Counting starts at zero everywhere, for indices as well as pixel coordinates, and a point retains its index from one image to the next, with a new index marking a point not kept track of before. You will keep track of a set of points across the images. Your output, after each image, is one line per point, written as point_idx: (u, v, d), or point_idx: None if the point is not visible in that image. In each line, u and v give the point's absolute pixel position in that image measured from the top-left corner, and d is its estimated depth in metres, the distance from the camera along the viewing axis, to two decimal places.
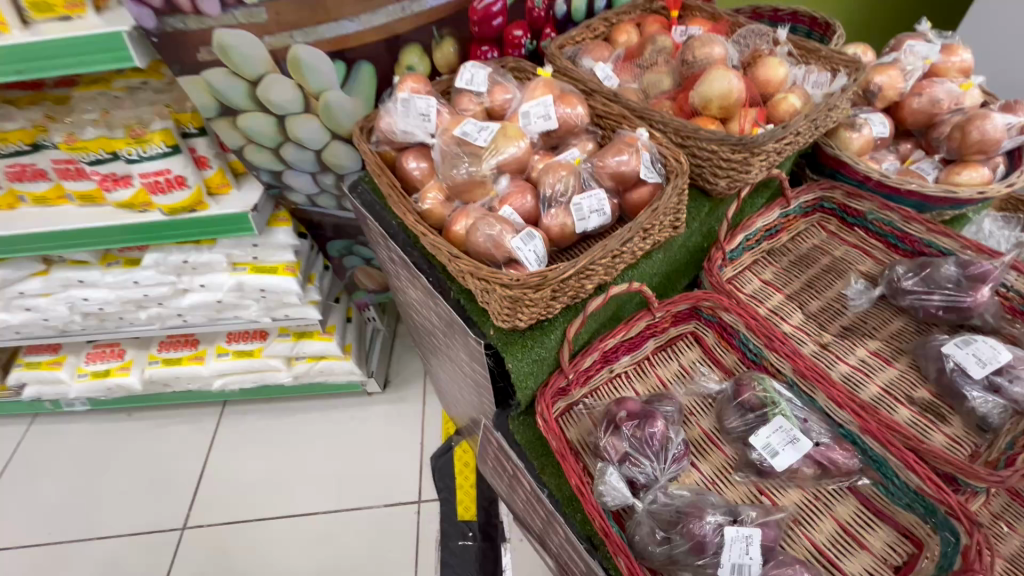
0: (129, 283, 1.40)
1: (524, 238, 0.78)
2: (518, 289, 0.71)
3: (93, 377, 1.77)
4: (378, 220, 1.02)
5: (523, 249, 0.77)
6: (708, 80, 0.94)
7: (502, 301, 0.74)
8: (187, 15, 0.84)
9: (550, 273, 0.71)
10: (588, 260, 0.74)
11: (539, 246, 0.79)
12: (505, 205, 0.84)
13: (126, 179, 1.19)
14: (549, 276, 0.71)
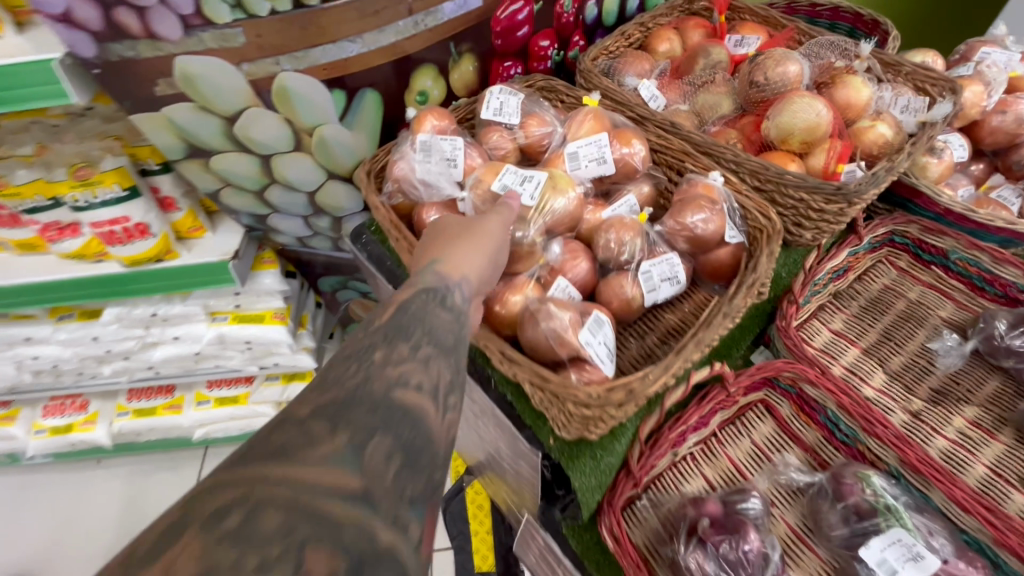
0: (87, 340, 1.20)
1: (593, 328, 0.62)
2: (598, 408, 0.56)
3: (52, 433, 1.55)
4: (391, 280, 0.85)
5: (594, 343, 0.61)
6: (789, 110, 0.78)
7: (572, 418, 0.58)
8: (137, 39, 0.64)
9: (638, 386, 0.56)
10: (680, 362, 0.59)
11: (609, 334, 0.64)
12: (558, 277, 0.69)
13: (74, 227, 0.98)
14: (636, 389, 0.56)
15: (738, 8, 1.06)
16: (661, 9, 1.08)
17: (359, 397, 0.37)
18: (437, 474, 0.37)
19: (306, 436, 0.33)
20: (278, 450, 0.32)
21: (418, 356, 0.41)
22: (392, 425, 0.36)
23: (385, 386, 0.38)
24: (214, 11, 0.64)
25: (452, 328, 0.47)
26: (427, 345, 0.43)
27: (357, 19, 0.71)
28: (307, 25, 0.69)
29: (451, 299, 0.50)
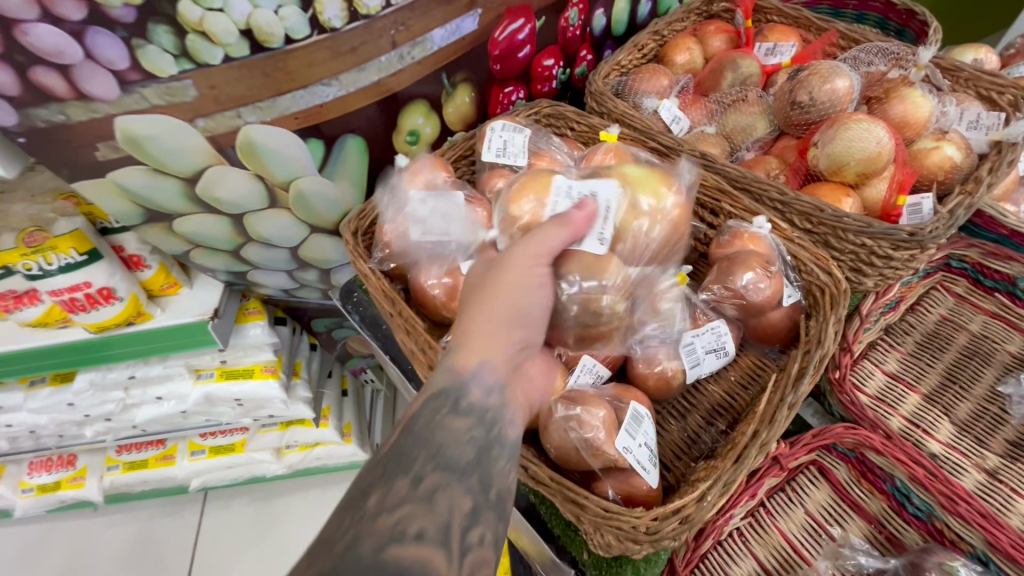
0: (63, 405, 1.10)
1: (631, 428, 0.52)
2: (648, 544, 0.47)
3: (40, 492, 1.46)
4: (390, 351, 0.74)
5: (634, 449, 0.51)
6: (843, 137, 0.67)
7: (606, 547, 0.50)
8: (66, 102, 0.53)
9: (692, 508, 0.48)
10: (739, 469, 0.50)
11: (650, 431, 0.53)
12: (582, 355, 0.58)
13: (32, 294, 0.87)
14: (691, 512, 0.48)
15: (765, 8, 0.94)
16: (676, 14, 0.96)
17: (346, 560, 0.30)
18: None
19: None
20: None
21: (421, 488, 0.35)
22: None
23: (378, 539, 0.31)
24: (155, 63, 0.53)
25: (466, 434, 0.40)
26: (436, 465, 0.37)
27: (331, 59, 0.60)
28: (272, 70, 0.57)
29: (467, 400, 0.43)
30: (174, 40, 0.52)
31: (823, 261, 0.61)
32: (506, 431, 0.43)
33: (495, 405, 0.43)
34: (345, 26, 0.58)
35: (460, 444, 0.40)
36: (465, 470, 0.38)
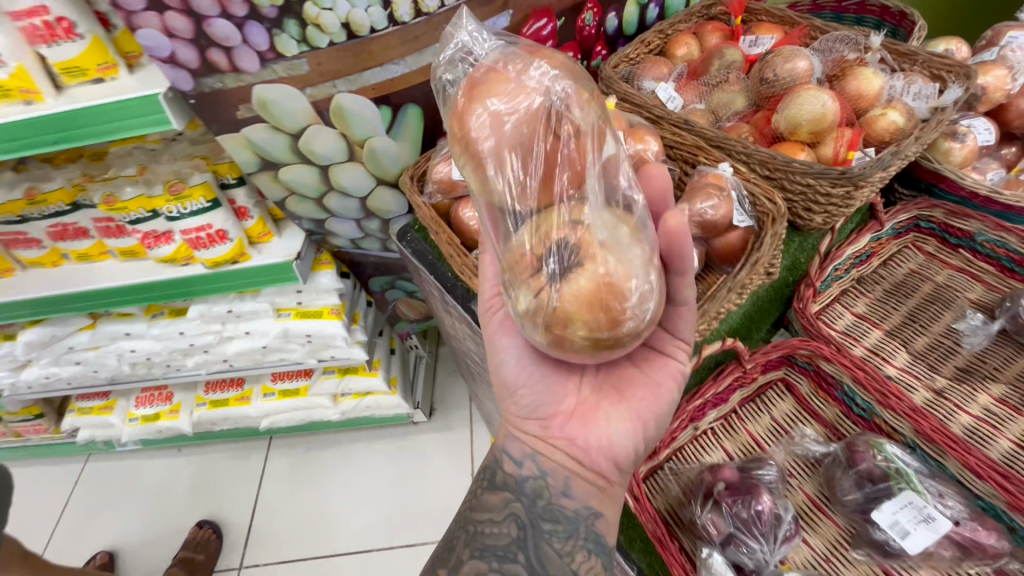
0: (175, 334, 1.38)
1: None
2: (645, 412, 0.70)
3: (143, 421, 1.76)
4: (434, 272, 0.96)
5: None
6: (796, 103, 0.83)
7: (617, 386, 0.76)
8: (225, 73, 0.77)
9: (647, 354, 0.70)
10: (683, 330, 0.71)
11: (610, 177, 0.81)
12: None
13: (168, 235, 1.14)
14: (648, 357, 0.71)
15: (755, 10, 1.11)
16: (679, 16, 1.15)
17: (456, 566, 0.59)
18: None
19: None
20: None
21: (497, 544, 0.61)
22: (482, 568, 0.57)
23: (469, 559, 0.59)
24: (284, 46, 0.76)
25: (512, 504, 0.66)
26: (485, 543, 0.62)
27: (400, 45, 0.83)
28: (360, 52, 0.81)
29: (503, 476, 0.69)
30: (299, 30, 0.75)
31: (771, 195, 0.78)
32: (553, 505, 0.66)
33: (529, 476, 0.68)
34: (412, 20, 0.80)
35: (497, 528, 0.63)
36: (507, 553, 0.60)
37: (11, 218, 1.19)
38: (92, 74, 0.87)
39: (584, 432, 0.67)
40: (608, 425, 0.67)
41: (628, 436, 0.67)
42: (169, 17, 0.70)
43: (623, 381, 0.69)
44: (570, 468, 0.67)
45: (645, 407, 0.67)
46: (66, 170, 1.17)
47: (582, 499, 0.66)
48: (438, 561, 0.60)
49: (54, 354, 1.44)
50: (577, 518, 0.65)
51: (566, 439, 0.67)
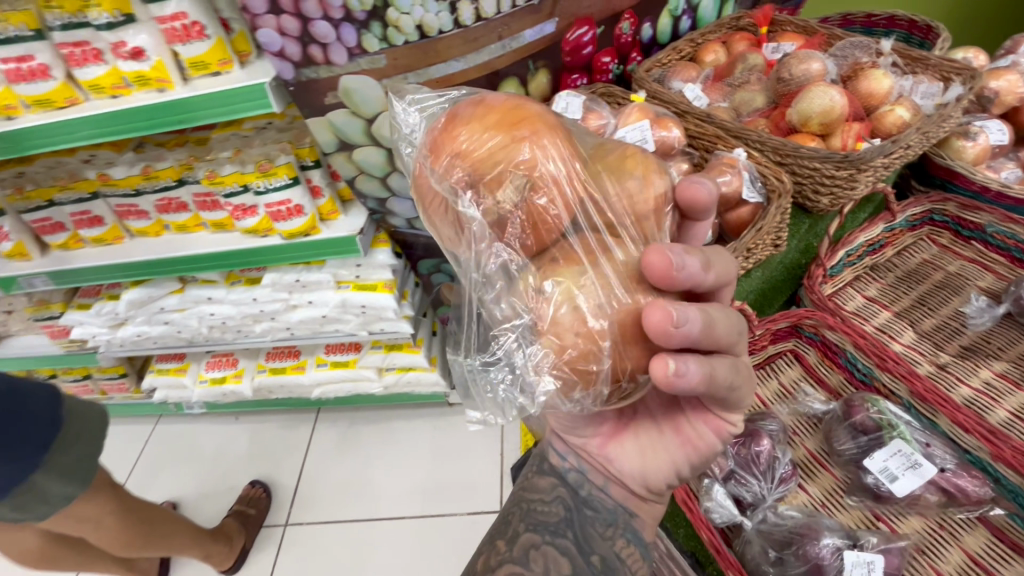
0: (249, 300, 1.57)
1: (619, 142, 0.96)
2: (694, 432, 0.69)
3: (211, 383, 1.97)
4: None
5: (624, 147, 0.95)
6: (807, 97, 0.93)
7: None
8: (319, 65, 0.94)
9: None
10: None
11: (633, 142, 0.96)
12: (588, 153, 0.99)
13: (253, 208, 1.33)
14: None
15: (781, 23, 1.24)
16: (709, 28, 1.30)
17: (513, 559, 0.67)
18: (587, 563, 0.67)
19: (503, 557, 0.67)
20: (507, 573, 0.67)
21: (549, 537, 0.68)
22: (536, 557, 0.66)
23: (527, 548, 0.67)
24: (369, 43, 0.93)
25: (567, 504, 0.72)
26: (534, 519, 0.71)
27: (462, 45, 0.98)
28: (429, 50, 0.97)
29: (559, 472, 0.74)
30: (382, 30, 0.92)
31: (780, 175, 0.88)
32: (595, 495, 0.72)
33: (572, 469, 0.74)
34: (473, 23, 0.96)
35: (549, 506, 0.71)
36: (558, 530, 0.69)
37: (129, 191, 1.42)
38: (212, 68, 1.06)
39: (619, 455, 0.70)
40: (641, 456, 0.69)
41: (660, 472, 0.69)
42: (283, 19, 0.87)
43: (667, 418, 0.69)
44: (609, 477, 0.72)
45: (678, 452, 0.68)
46: (176, 152, 1.40)
47: (619, 500, 0.72)
48: (496, 536, 0.70)
49: (147, 313, 1.66)
50: (615, 513, 0.71)
51: (604, 458, 0.72)
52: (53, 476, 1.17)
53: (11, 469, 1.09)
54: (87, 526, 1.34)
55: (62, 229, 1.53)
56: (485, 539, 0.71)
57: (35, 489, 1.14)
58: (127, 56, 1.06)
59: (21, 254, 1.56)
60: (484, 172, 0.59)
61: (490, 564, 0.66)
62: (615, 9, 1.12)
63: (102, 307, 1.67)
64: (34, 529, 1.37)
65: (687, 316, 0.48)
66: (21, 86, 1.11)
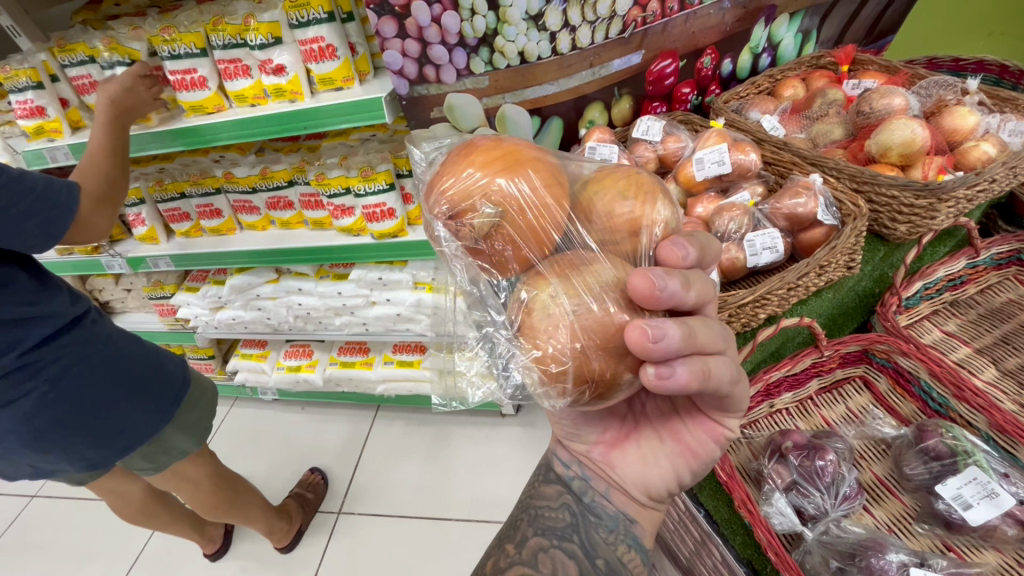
0: (334, 293, 1.73)
1: (698, 163, 1.02)
2: (688, 448, 0.72)
3: (287, 370, 2.14)
4: None
5: (702, 165, 1.01)
6: (888, 129, 0.96)
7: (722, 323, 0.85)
8: (431, 84, 1.06)
9: (729, 298, 0.83)
10: (766, 288, 0.84)
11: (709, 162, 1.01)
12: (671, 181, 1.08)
13: (352, 209, 1.50)
14: (728, 301, 0.82)
15: (863, 62, 1.28)
16: (790, 64, 1.36)
17: (520, 549, 0.70)
18: (598, 561, 0.70)
19: (506, 551, 0.70)
20: (512, 557, 0.69)
21: (544, 543, 0.70)
22: (539, 553, 0.69)
23: (533, 551, 0.69)
24: (476, 65, 1.05)
25: (566, 521, 0.74)
26: (538, 532, 0.72)
27: (556, 71, 1.10)
28: (526, 73, 1.08)
29: (574, 482, 0.78)
30: (489, 55, 1.04)
31: (857, 201, 0.91)
32: (599, 502, 0.76)
33: (576, 476, 0.78)
34: (568, 51, 1.07)
35: (555, 511, 0.75)
36: (565, 535, 0.72)
37: (246, 189, 1.62)
38: (337, 83, 1.23)
39: (620, 462, 0.76)
40: (643, 462, 0.74)
41: (660, 480, 0.74)
42: (407, 42, 0.99)
43: (666, 426, 0.74)
44: (610, 484, 0.76)
45: (677, 460, 0.73)
46: (291, 157, 1.59)
47: (620, 505, 0.75)
48: (503, 541, 0.72)
49: (245, 298, 1.86)
50: (618, 521, 0.75)
51: (605, 463, 0.77)
52: (178, 432, 1.30)
53: (149, 418, 1.22)
54: (186, 486, 1.45)
55: (187, 219, 1.76)
56: (491, 544, 0.73)
57: (163, 441, 1.27)
58: (270, 71, 1.25)
59: (151, 238, 1.80)
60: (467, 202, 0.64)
61: (499, 566, 0.68)
62: (699, 45, 1.21)
63: (208, 290, 1.89)
64: (140, 483, 1.51)
65: (663, 331, 0.51)
66: (182, 94, 1.33)
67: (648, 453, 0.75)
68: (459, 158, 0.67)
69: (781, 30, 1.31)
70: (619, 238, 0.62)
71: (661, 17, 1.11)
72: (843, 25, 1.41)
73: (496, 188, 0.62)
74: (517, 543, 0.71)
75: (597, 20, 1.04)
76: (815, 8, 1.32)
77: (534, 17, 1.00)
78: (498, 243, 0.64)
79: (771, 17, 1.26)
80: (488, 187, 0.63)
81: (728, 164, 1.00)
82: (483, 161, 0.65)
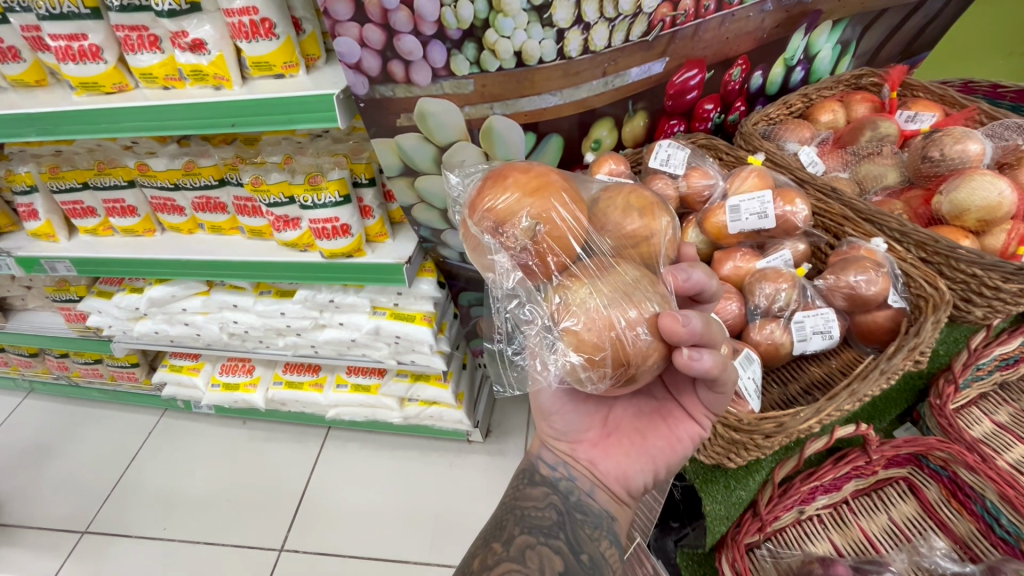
0: (276, 313, 1.46)
1: (733, 212, 0.82)
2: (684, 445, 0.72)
3: (223, 388, 1.87)
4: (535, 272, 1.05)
5: (739, 216, 0.82)
6: (967, 186, 0.78)
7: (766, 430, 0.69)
8: (398, 84, 0.83)
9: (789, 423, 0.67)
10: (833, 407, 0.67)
11: (747, 206, 0.81)
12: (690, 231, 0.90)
13: (297, 221, 1.23)
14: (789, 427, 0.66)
15: (912, 85, 1.09)
16: (825, 82, 1.17)
17: (498, 547, 0.64)
18: (583, 557, 0.65)
19: (487, 550, 0.64)
20: (489, 559, 0.63)
21: (525, 544, 0.64)
22: (522, 553, 0.63)
23: (515, 549, 0.63)
24: (458, 66, 0.81)
25: (551, 522, 0.68)
26: (521, 530, 0.66)
27: (560, 78, 0.85)
28: (523, 78, 0.84)
29: (563, 483, 0.73)
30: (475, 53, 0.80)
31: (935, 280, 0.73)
32: (585, 500, 0.71)
33: (562, 477, 0.73)
34: (578, 56, 0.83)
35: (542, 509, 0.70)
36: (551, 533, 0.67)
37: (167, 185, 1.32)
38: (276, 70, 0.96)
39: (603, 459, 0.73)
40: (626, 457, 0.73)
41: (640, 475, 0.73)
42: (367, 29, 0.76)
43: (647, 421, 0.74)
44: (593, 480, 0.73)
45: (656, 457, 0.73)
46: (222, 150, 1.30)
47: (605, 504, 0.72)
48: (490, 540, 0.66)
49: (168, 313, 1.56)
50: (601, 515, 0.71)
51: (589, 462, 0.74)
52: None
53: None
54: None
55: (93, 215, 1.44)
56: (477, 544, 0.66)
57: None
58: (186, 48, 0.96)
59: (47, 234, 1.48)
60: (515, 223, 0.68)
61: (488, 563, 0.62)
62: (731, 53, 0.99)
63: (123, 299, 1.57)
64: None
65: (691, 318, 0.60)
66: (68, 66, 1.03)
67: (632, 443, 0.73)
68: (490, 185, 0.72)
69: (820, 40, 1.10)
70: (632, 248, 0.70)
71: (693, 18, 0.88)
72: (884, 37, 1.21)
73: (546, 206, 0.68)
74: (497, 542, 0.65)
75: (618, 17, 0.81)
76: (860, 17, 1.11)
77: (538, 7, 0.76)
78: (542, 250, 0.67)
79: (814, 24, 1.05)
80: (536, 206, 0.68)
81: (769, 215, 0.81)
82: (514, 185, 0.70)
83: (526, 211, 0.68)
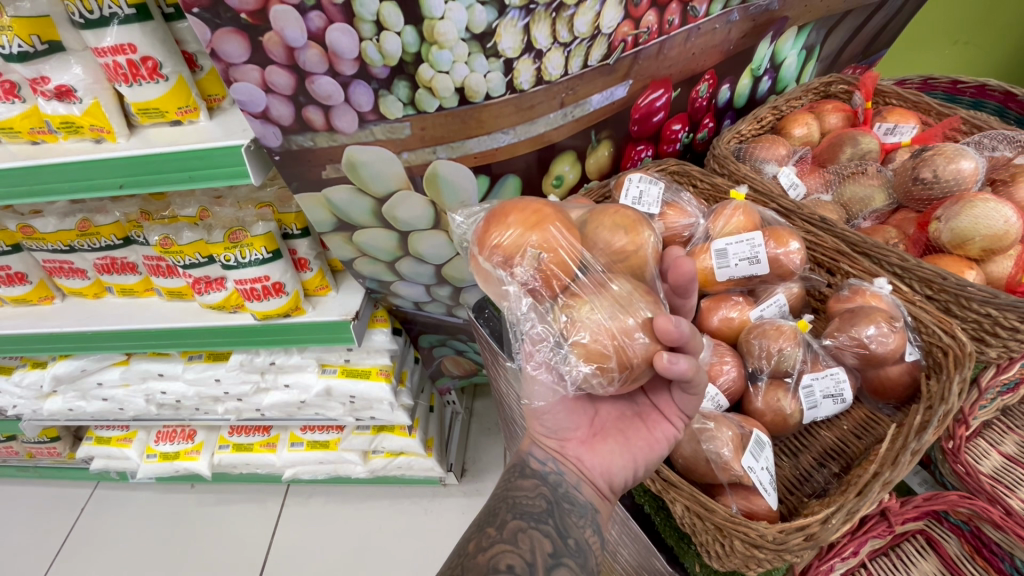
0: (210, 379, 1.28)
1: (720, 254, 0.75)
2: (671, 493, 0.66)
3: (161, 459, 1.66)
4: (489, 327, 0.95)
5: (726, 256, 0.75)
6: (969, 214, 0.76)
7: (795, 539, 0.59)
8: (318, 132, 0.69)
9: (818, 532, 0.59)
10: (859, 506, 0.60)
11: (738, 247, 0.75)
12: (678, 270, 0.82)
13: (222, 281, 1.07)
14: (817, 535, 0.59)
15: (884, 92, 1.06)
16: (793, 90, 1.09)
17: (484, 536, 0.56)
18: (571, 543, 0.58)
19: (474, 538, 0.56)
20: (473, 547, 0.55)
21: (509, 531, 0.57)
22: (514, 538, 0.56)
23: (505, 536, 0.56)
24: (389, 108, 0.67)
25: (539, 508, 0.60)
26: (512, 515, 0.59)
27: (512, 114, 0.73)
28: (469, 117, 0.71)
29: (553, 475, 0.62)
30: (409, 93, 0.66)
31: (954, 328, 0.69)
32: (573, 492, 0.62)
33: (552, 471, 0.63)
34: (530, 88, 0.71)
35: (533, 497, 0.61)
36: (540, 518, 0.59)
37: (60, 247, 1.13)
38: (169, 117, 0.79)
39: (594, 455, 0.64)
40: (612, 456, 0.64)
41: (623, 473, 0.64)
42: (270, 71, 0.62)
43: (631, 420, 0.66)
44: (582, 475, 0.63)
45: (647, 454, 0.64)
46: (125, 204, 1.12)
47: (591, 497, 0.62)
48: (482, 524, 0.58)
49: (81, 389, 1.36)
50: (589, 506, 0.62)
51: (578, 460, 0.64)
52: None
53: None
54: None
55: None
56: (470, 526, 0.59)
57: None
58: (52, 96, 0.79)
59: None
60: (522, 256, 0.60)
61: (481, 547, 0.55)
62: (697, 69, 0.89)
63: (24, 376, 1.36)
64: None
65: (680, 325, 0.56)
66: None
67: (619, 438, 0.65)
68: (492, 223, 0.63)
69: (786, 46, 1.02)
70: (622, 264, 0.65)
71: (656, 35, 0.78)
72: (847, 38, 1.14)
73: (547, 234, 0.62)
74: (482, 526, 0.58)
75: (573, 41, 0.69)
76: (825, 20, 1.03)
77: (479, 36, 0.64)
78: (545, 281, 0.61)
79: (780, 31, 0.96)
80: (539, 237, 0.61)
81: (759, 253, 0.74)
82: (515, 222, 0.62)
83: (525, 242, 0.61)
